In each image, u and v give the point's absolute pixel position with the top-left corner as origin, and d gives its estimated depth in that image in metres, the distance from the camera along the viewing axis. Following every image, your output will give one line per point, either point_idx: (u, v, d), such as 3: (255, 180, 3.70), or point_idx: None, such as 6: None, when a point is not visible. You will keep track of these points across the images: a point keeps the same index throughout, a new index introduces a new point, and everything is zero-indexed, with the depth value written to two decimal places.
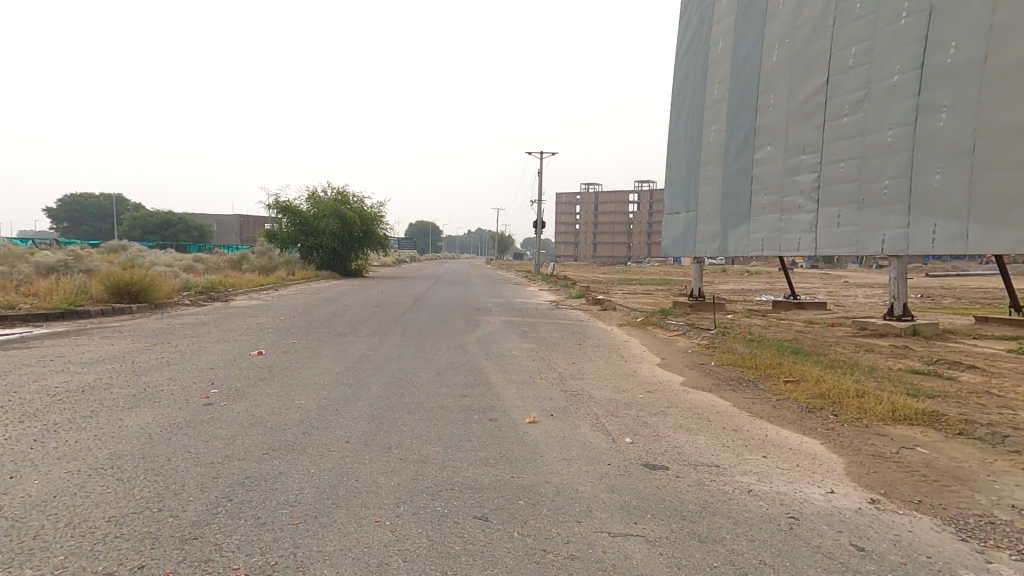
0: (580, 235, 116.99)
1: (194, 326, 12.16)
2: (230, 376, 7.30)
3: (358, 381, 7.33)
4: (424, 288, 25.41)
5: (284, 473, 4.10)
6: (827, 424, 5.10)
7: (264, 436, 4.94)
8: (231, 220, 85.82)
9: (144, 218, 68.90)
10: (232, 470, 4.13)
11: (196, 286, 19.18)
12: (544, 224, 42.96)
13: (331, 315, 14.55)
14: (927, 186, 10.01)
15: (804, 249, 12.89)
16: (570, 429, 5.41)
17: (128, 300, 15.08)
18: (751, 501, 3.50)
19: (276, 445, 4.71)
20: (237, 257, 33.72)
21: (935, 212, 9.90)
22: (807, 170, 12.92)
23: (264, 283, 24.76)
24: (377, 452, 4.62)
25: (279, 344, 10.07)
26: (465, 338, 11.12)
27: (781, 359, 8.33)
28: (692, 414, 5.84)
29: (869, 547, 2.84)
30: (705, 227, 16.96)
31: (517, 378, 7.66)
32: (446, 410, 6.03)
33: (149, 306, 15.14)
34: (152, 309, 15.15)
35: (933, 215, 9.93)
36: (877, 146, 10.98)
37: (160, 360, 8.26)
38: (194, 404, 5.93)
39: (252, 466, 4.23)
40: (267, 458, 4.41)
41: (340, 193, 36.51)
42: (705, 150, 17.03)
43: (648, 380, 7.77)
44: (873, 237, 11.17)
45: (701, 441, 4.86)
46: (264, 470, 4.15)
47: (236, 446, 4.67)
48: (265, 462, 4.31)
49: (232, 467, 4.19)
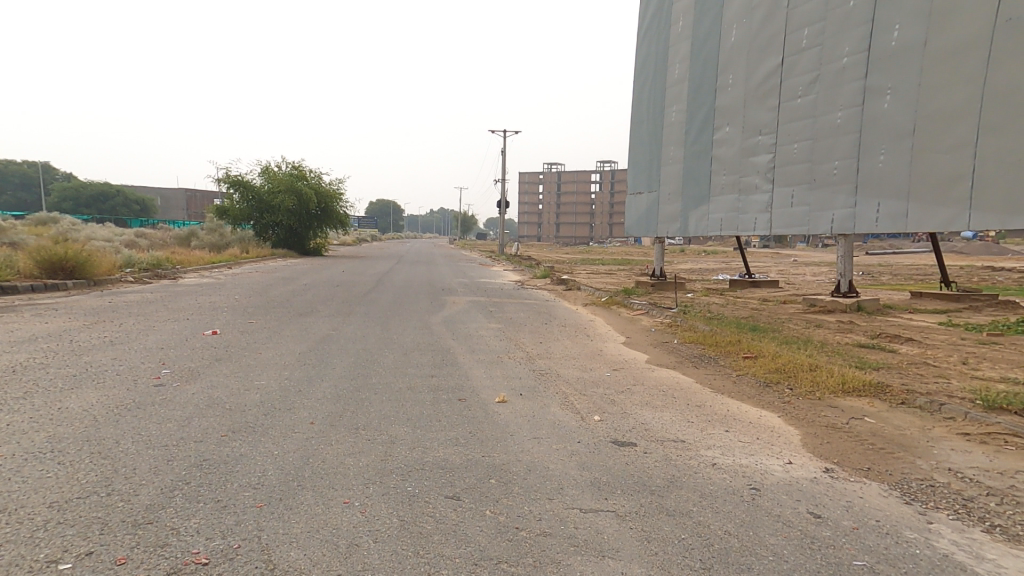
0: (543, 216, 117.29)
1: (140, 304, 11.52)
2: (183, 356, 6.96)
3: (321, 361, 7.12)
4: (386, 268, 24.90)
5: (245, 455, 3.95)
6: (783, 398, 5.35)
7: (221, 418, 4.73)
8: (176, 194, 81.08)
9: (77, 189, 63.88)
10: (188, 453, 3.93)
11: (140, 263, 18.10)
12: (508, 203, 42.89)
13: (290, 295, 14.04)
14: (872, 167, 10.48)
15: (759, 228, 13.33)
16: (540, 408, 5.45)
17: (62, 276, 14.04)
18: (715, 474, 3.63)
19: (236, 427, 4.52)
20: (185, 233, 31.96)
21: (879, 192, 10.38)
22: (763, 150, 13.29)
23: (215, 260, 23.62)
24: (344, 433, 4.51)
25: (235, 323, 9.69)
26: (431, 318, 11.02)
27: (740, 336, 8.64)
28: (657, 391, 6.00)
29: (825, 514, 2.99)
30: (667, 207, 17.26)
31: (485, 358, 7.67)
32: (414, 390, 5.96)
33: (86, 283, 14.17)
34: (90, 286, 14.18)
35: (878, 195, 10.41)
36: (828, 128, 11.38)
37: (102, 339, 7.76)
38: (143, 385, 5.60)
39: (210, 448, 4.04)
40: (225, 441, 4.22)
41: (296, 168, 35.06)
42: (667, 130, 17.24)
43: (614, 358, 7.93)
44: (823, 216, 11.64)
45: (666, 417, 5.01)
46: (224, 453, 3.98)
47: (192, 428, 4.45)
48: (224, 445, 4.13)
49: (189, 450, 3.99)
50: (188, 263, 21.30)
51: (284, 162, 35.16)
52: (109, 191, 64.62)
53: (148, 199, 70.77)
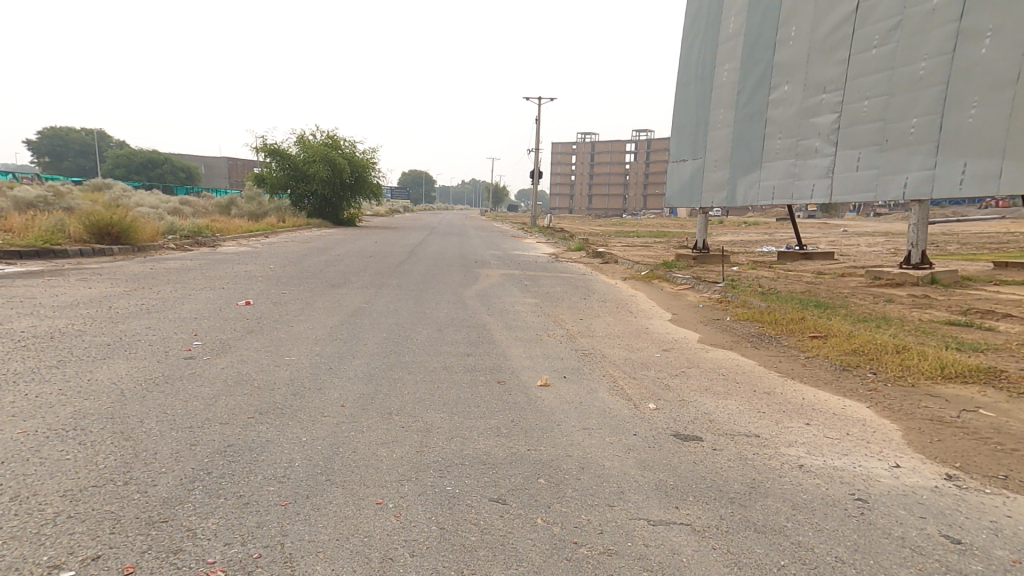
0: (576, 187, 114.82)
1: (178, 272, 11.52)
2: (215, 328, 6.76)
3: (354, 336, 6.82)
4: (419, 239, 24.68)
5: (272, 442, 3.63)
6: (868, 386, 4.70)
7: (248, 398, 4.43)
8: (217, 164, 82.84)
9: (126, 158, 66.07)
10: (213, 437, 3.62)
11: (181, 230, 18.34)
12: (541, 173, 41.82)
13: (324, 266, 13.91)
14: (959, 123, 9.32)
15: (818, 196, 12.24)
16: (586, 393, 4.99)
17: (108, 241, 14.25)
18: (805, 478, 3.07)
19: (264, 409, 4.22)
20: (224, 202, 32.47)
21: (966, 151, 9.23)
22: (827, 110, 12.08)
23: (254, 229, 23.82)
24: (375, 419, 4.18)
25: (269, 294, 9.52)
26: (464, 292, 10.64)
27: (802, 314, 7.90)
28: (716, 375, 5.43)
29: (966, 540, 2.42)
30: (713, 175, 16.15)
31: (523, 336, 7.20)
32: (450, 370, 5.58)
33: (132, 249, 14.36)
34: (135, 252, 14.38)
35: (965, 154, 9.27)
36: (908, 82, 10.18)
37: (140, 307, 7.66)
38: (173, 358, 5.38)
39: (235, 433, 3.73)
40: (250, 424, 3.90)
41: (330, 137, 34.97)
42: (716, 91, 16.01)
43: (662, 337, 7.34)
44: (894, 180, 10.52)
45: (732, 406, 4.47)
46: (249, 438, 3.66)
47: (218, 408, 4.16)
48: (250, 429, 3.82)
49: (213, 433, 3.69)
50: (227, 231, 21.53)
51: (318, 131, 35.06)
52: (155, 161, 66.62)
53: (190, 168, 72.57)
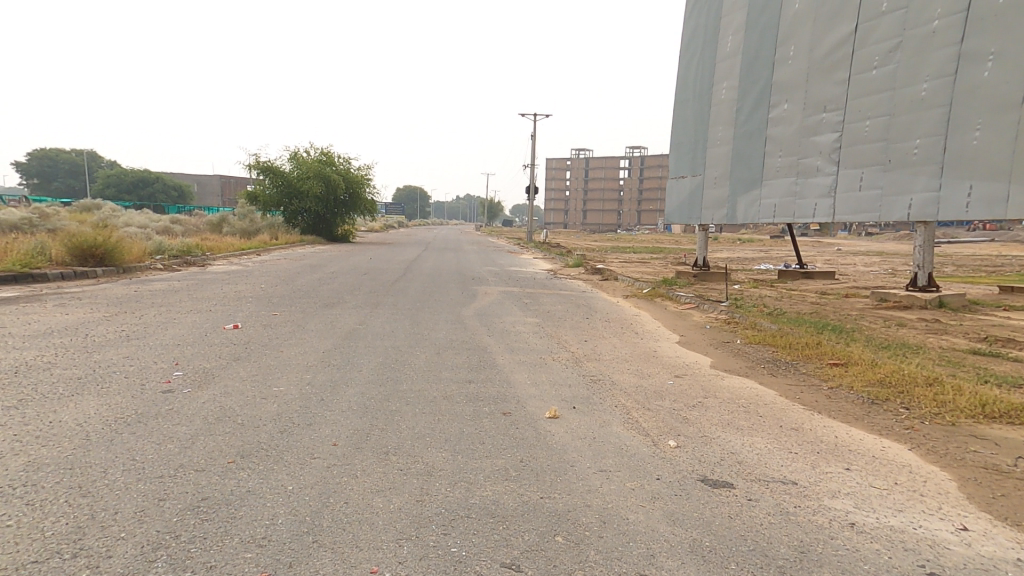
0: (571, 202, 115.32)
1: (164, 293, 11.08)
2: (198, 356, 6.33)
3: (347, 362, 6.41)
4: (415, 255, 24.43)
5: (252, 493, 3.23)
6: (904, 424, 4.38)
7: (228, 438, 4.00)
8: (211, 179, 82.51)
9: (118, 175, 65.64)
10: (185, 489, 3.20)
11: (170, 249, 17.90)
12: (537, 189, 41.70)
13: (317, 284, 13.50)
14: (964, 144, 9.16)
15: (820, 215, 12.06)
16: (599, 427, 4.60)
17: (92, 263, 13.80)
18: (860, 542, 2.71)
19: (246, 450, 3.81)
20: (217, 219, 32.08)
21: (971, 172, 9.07)
22: (827, 129, 11.94)
23: (245, 246, 23.38)
24: (370, 461, 3.81)
25: (258, 316, 9.10)
26: (463, 311, 10.27)
27: (817, 338, 7.61)
28: (737, 408, 5.08)
29: None
30: (713, 192, 15.98)
31: (527, 360, 6.83)
32: (451, 401, 5.18)
33: (116, 270, 13.91)
34: (120, 273, 13.92)
35: (970, 176, 9.10)
36: (910, 102, 10.04)
37: (118, 334, 7.21)
38: (149, 391, 4.95)
39: (211, 482, 3.31)
40: (229, 471, 3.48)
41: (324, 154, 34.76)
42: (715, 109, 15.91)
43: (672, 362, 6.97)
44: (898, 201, 10.35)
45: (760, 445, 4.12)
46: (227, 488, 3.25)
47: (194, 451, 3.75)
48: (229, 476, 3.41)
49: (186, 483, 3.27)
50: (218, 249, 21.10)
51: (311, 148, 34.85)
52: (148, 176, 66.20)
53: (183, 183, 72.07)
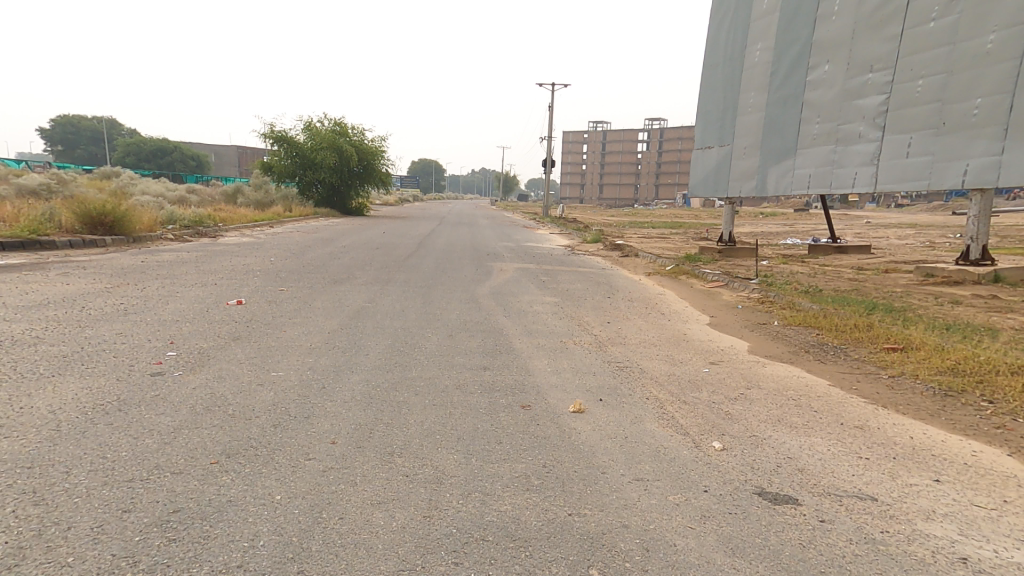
0: (587, 176, 113.12)
1: (171, 264, 10.73)
2: (195, 334, 5.92)
3: (354, 345, 5.94)
4: (429, 230, 23.89)
5: (233, 504, 2.78)
6: (992, 422, 3.88)
7: (213, 433, 3.55)
8: (227, 151, 82.45)
9: (136, 145, 65.87)
10: (155, 497, 2.77)
11: (181, 219, 17.60)
12: (553, 162, 40.58)
13: (328, 258, 13.07)
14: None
15: (860, 185, 11.13)
16: (631, 424, 4.08)
17: (101, 232, 13.52)
18: None
19: (231, 448, 3.37)
20: (231, 190, 31.87)
21: None
22: (873, 91, 10.92)
23: (258, 218, 23.09)
24: (372, 464, 3.34)
25: (263, 291, 8.68)
26: (477, 288, 9.74)
27: (867, 320, 6.92)
28: (786, 401, 4.50)
29: None
30: (742, 163, 15.03)
31: (546, 344, 6.30)
32: (464, 391, 4.69)
33: (125, 240, 13.62)
34: (129, 242, 13.65)
35: None
36: (973, 58, 9.04)
37: (116, 308, 6.84)
38: (137, 374, 4.54)
39: (186, 490, 2.87)
40: (210, 475, 3.04)
41: (337, 124, 34.05)
42: (747, 73, 14.80)
43: (706, 346, 6.38)
44: (951, 167, 9.41)
45: (822, 447, 3.57)
46: (203, 499, 2.81)
47: (174, 448, 3.31)
48: (207, 482, 2.97)
49: (157, 490, 2.84)
50: (231, 220, 20.83)
51: (325, 119, 34.08)
52: (165, 146, 66.27)
53: (199, 154, 71.85)
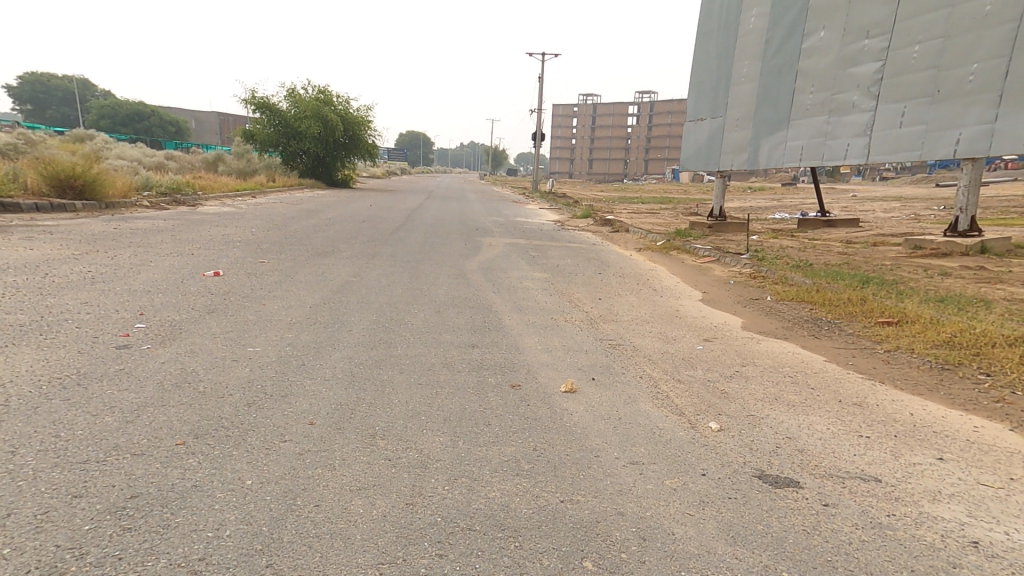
0: (577, 150, 111.80)
1: (144, 232, 10.31)
2: (167, 306, 5.66)
3: (337, 320, 5.71)
4: (417, 203, 23.38)
5: (199, 490, 2.61)
6: (992, 396, 3.81)
7: (180, 412, 3.37)
8: (207, 120, 80.03)
9: (110, 110, 63.45)
10: (111, 482, 2.60)
11: (157, 186, 16.97)
12: (543, 135, 39.83)
13: (311, 230, 12.69)
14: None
15: (853, 156, 10.97)
16: (624, 404, 3.94)
17: (70, 196, 12.95)
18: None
19: (200, 429, 3.19)
20: (210, 158, 30.89)
21: None
22: (868, 58, 10.64)
23: (240, 188, 22.40)
24: (352, 447, 3.16)
25: (242, 263, 8.37)
26: (466, 264, 9.50)
27: (861, 293, 6.82)
28: (782, 378, 4.39)
29: None
30: (734, 135, 14.76)
31: (536, 320, 6.13)
32: (451, 369, 4.50)
33: (97, 205, 13.09)
34: (101, 208, 13.12)
35: None
36: (971, 21, 8.81)
37: (83, 276, 6.51)
38: (100, 348, 4.31)
39: (146, 474, 2.69)
40: (174, 458, 2.86)
41: (321, 92, 32.92)
42: (742, 41, 14.38)
43: (699, 323, 6.24)
44: (944, 137, 9.27)
45: (821, 425, 3.46)
46: (166, 484, 2.63)
47: (136, 428, 3.13)
48: (169, 466, 2.79)
49: (114, 474, 2.67)
50: (210, 189, 20.16)
51: (308, 86, 32.90)
52: (142, 112, 63.95)
53: (178, 119, 69.32)
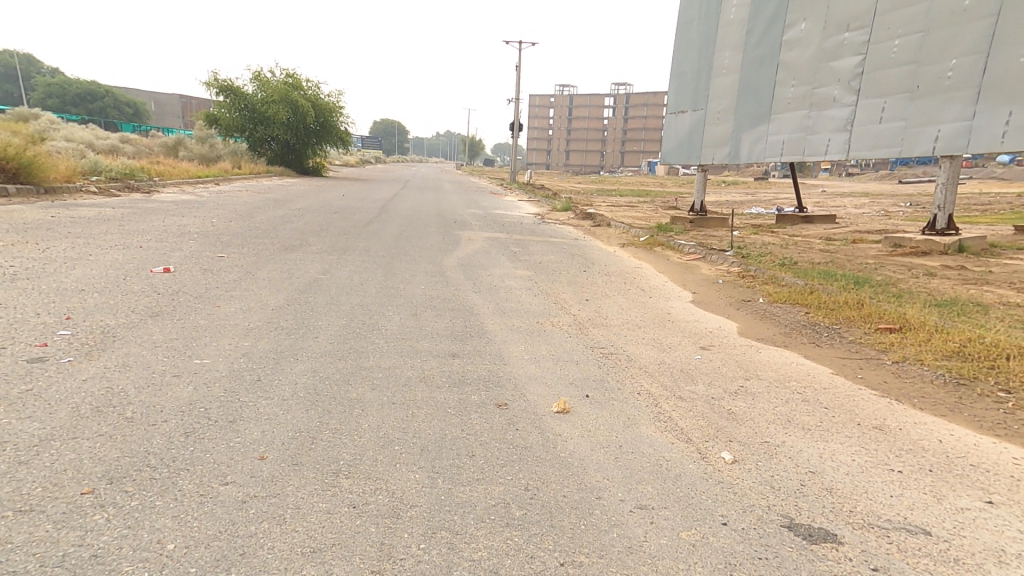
0: (554, 142, 111.22)
1: (88, 221, 9.42)
2: (101, 308, 4.97)
3: (301, 325, 5.12)
4: (392, 193, 22.54)
5: (98, 563, 2.04)
6: (1019, 417, 3.52)
7: (94, 447, 2.77)
8: (169, 101, 76.41)
9: (62, 88, 59.89)
10: None
11: (108, 171, 15.78)
12: (520, 126, 39.12)
13: (277, 221, 11.90)
14: (1008, 64, 7.85)
15: (835, 152, 10.79)
16: (623, 427, 3.50)
17: (5, 179, 11.80)
18: None
19: (116, 469, 2.61)
20: (172, 142, 29.28)
21: (1011, 96, 7.78)
22: (849, 52, 10.42)
23: (203, 174, 21.12)
24: (308, 490, 2.62)
25: (196, 257, 7.64)
26: (443, 260, 8.94)
27: (856, 296, 6.54)
28: (791, 395, 4.02)
29: None
30: (715, 129, 14.49)
31: (521, 325, 5.64)
32: (428, 385, 3.98)
33: (35, 189, 12.02)
34: (40, 194, 12.02)
35: (1009, 100, 7.82)
36: (950, 15, 8.60)
37: (5, 272, 5.75)
38: (8, 363, 3.65)
39: (31, 541, 2.11)
40: (75, 513, 2.29)
41: (290, 77, 31.50)
42: (722, 32, 14.05)
43: (694, 328, 5.87)
44: (924, 133, 9.11)
45: (847, 456, 3.09)
46: (53, 555, 2.06)
47: (30, 473, 2.52)
48: (63, 526, 2.21)
49: None
50: (169, 175, 18.90)
51: (276, 69, 31.43)
52: (98, 92, 60.53)
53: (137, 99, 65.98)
